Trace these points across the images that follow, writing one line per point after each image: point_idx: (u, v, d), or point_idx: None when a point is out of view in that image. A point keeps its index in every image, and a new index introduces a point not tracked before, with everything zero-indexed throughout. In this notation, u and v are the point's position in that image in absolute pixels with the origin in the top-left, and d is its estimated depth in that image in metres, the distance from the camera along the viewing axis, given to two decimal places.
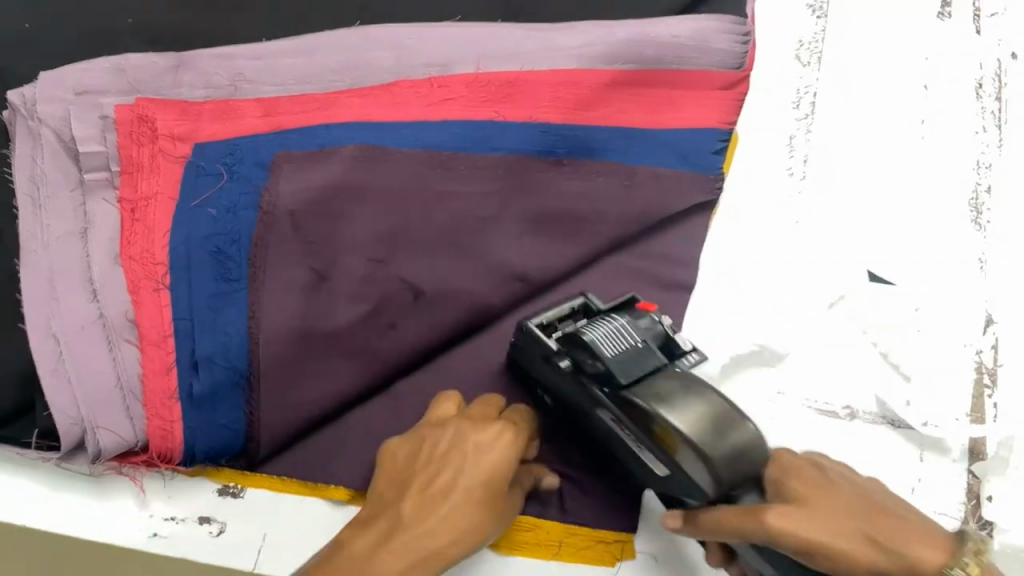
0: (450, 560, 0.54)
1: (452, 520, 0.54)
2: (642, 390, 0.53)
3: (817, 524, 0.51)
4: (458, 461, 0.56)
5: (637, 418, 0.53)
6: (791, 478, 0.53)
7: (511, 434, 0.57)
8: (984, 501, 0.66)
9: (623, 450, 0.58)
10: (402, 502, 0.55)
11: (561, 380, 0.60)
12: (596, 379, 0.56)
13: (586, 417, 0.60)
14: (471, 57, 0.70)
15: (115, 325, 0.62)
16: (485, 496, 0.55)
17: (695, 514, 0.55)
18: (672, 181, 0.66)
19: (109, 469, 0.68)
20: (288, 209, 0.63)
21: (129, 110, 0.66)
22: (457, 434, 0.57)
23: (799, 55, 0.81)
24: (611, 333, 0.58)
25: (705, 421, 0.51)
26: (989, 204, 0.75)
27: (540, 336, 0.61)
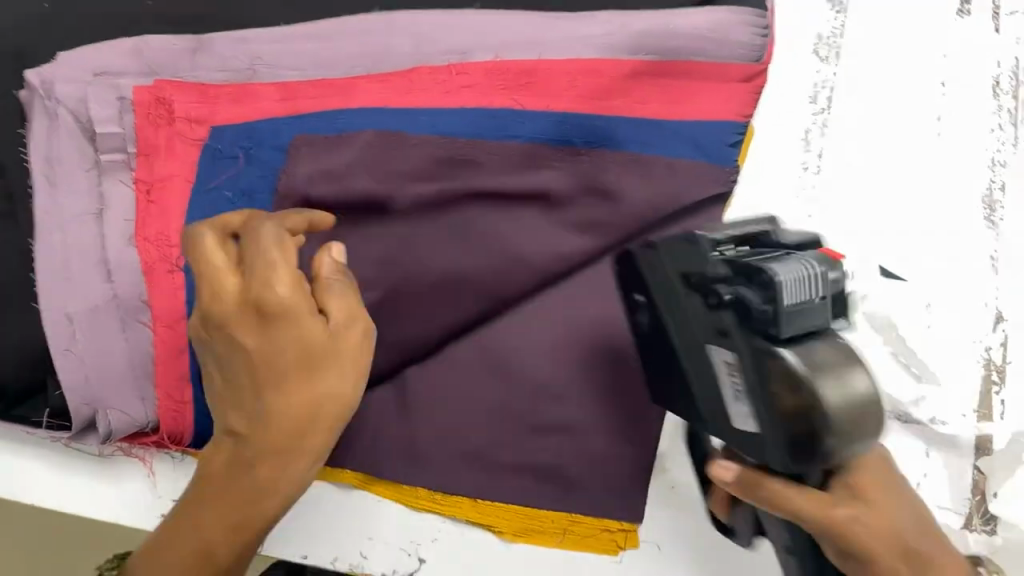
0: (319, 426, 0.56)
1: (281, 408, 0.55)
2: (805, 360, 0.49)
3: (872, 526, 0.55)
4: (242, 351, 0.54)
5: (771, 379, 0.50)
6: (863, 484, 0.56)
7: (288, 290, 0.52)
8: (990, 497, 0.69)
9: (705, 385, 0.57)
10: (231, 423, 0.56)
11: (689, 306, 0.55)
12: (754, 325, 0.51)
13: (693, 345, 0.56)
14: (491, 45, 0.70)
15: (128, 306, 0.64)
16: (307, 371, 0.55)
17: (750, 474, 0.56)
18: (688, 172, 0.66)
19: (119, 450, 0.71)
20: (305, 193, 0.64)
21: (148, 92, 0.65)
22: (236, 332, 0.54)
23: (817, 50, 0.79)
24: (803, 276, 0.50)
25: (847, 411, 0.49)
26: (1003, 202, 0.76)
27: (708, 254, 0.54)
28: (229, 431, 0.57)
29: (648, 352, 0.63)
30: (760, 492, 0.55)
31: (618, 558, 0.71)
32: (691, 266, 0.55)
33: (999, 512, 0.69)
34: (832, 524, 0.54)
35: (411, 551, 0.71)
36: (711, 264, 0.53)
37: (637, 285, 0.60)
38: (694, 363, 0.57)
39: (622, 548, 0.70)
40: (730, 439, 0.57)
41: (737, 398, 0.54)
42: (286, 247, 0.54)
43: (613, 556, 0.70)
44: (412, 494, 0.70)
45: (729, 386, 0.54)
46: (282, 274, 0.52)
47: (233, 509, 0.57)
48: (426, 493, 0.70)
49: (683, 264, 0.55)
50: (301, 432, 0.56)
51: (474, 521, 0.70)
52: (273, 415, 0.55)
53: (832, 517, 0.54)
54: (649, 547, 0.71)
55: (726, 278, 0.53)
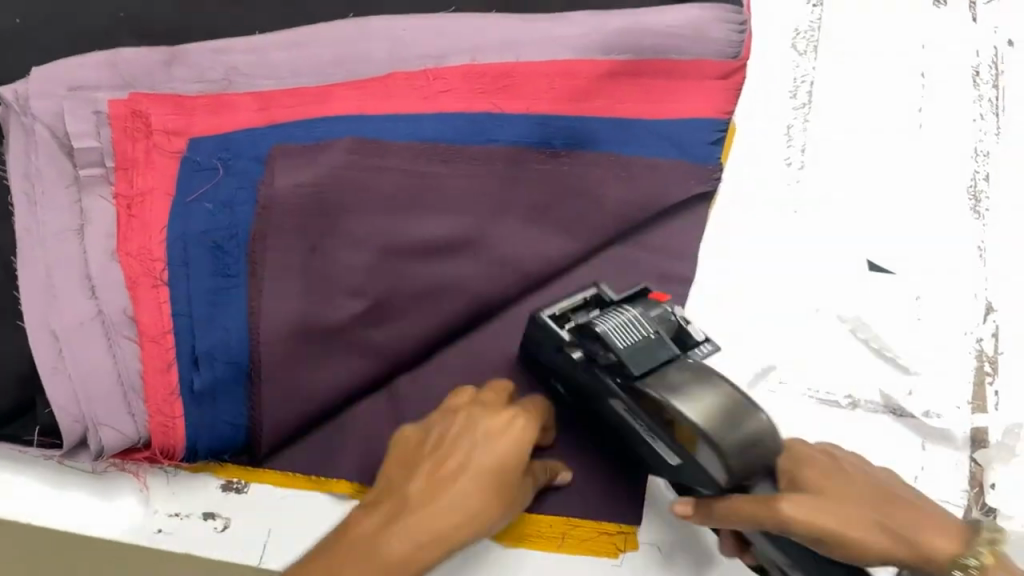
0: (456, 541, 0.55)
1: (455, 509, 0.55)
2: (662, 381, 0.54)
3: (830, 512, 0.53)
4: (462, 448, 0.57)
5: (649, 410, 0.55)
6: (807, 472, 0.56)
7: (524, 421, 0.59)
8: (988, 488, 0.67)
9: (632, 443, 0.60)
10: (410, 483, 0.56)
11: (572, 369, 0.61)
12: (605, 370, 0.58)
13: (603, 412, 0.62)
14: (466, 49, 0.70)
15: (113, 321, 0.62)
16: (495, 480, 0.56)
17: (707, 501, 0.56)
18: (671, 171, 0.66)
19: (112, 467, 0.70)
20: (285, 201, 0.63)
21: (123, 105, 0.66)
22: (468, 434, 0.58)
23: (795, 43, 0.80)
24: (622, 324, 0.58)
25: (723, 413, 0.52)
26: (988, 192, 0.75)
27: (554, 328, 0.62)
28: (403, 491, 0.56)
29: (592, 431, 0.68)
30: (716, 513, 0.55)
31: (620, 564, 0.66)
32: (559, 337, 0.61)
33: (998, 504, 0.67)
34: (784, 521, 0.53)
35: None
36: (574, 330, 0.61)
37: (548, 375, 0.66)
38: (608, 416, 0.61)
39: (624, 552, 0.66)
40: (684, 485, 0.58)
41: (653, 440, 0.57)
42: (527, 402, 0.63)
43: (615, 561, 0.66)
44: None
45: (640, 432, 0.58)
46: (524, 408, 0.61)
47: (363, 567, 0.53)
48: None
49: (553, 342, 0.62)
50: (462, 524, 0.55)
51: None
52: (451, 495, 0.55)
53: (782, 514, 0.53)
54: (652, 550, 0.66)
55: (586, 338, 0.59)
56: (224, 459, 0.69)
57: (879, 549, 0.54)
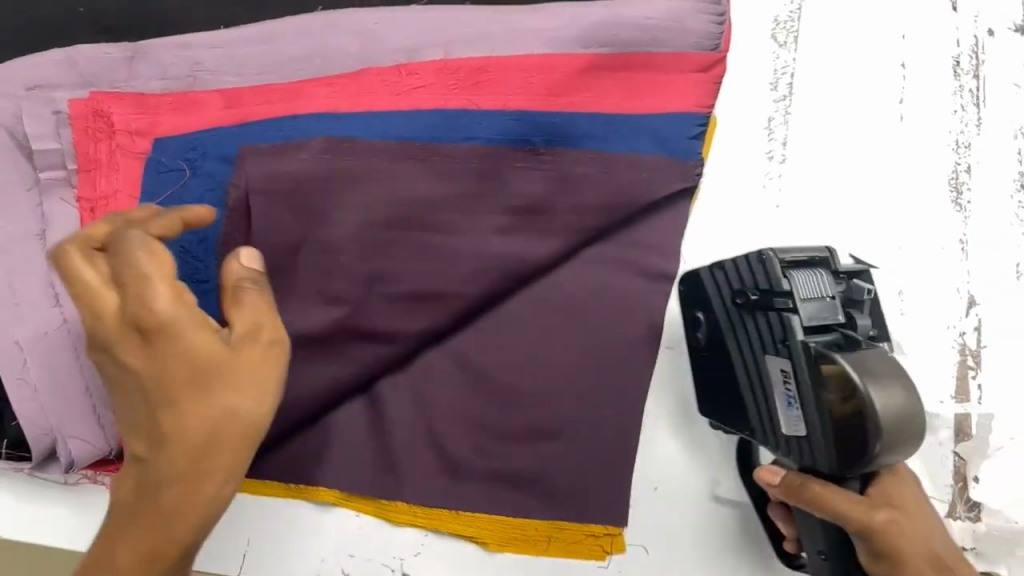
0: (224, 451, 0.48)
1: (182, 430, 0.47)
2: (848, 358, 0.52)
3: (909, 538, 0.54)
4: (147, 367, 0.47)
5: (821, 382, 0.53)
6: (901, 492, 0.56)
7: (161, 302, 0.46)
8: (971, 482, 0.69)
9: (761, 398, 0.59)
10: (138, 440, 0.49)
11: (743, 314, 0.60)
12: (807, 330, 0.55)
13: (752, 357, 0.60)
14: (439, 43, 0.68)
15: (80, 330, 0.61)
16: (206, 386, 0.47)
17: (792, 481, 0.57)
18: (653, 161, 0.63)
19: (84, 478, 0.68)
20: (254, 204, 0.61)
21: (85, 104, 0.63)
22: (117, 357, 0.48)
23: (774, 35, 0.77)
24: (817, 285, 0.56)
25: (895, 406, 0.51)
26: (970, 183, 0.75)
27: (774, 269, 0.57)
28: (134, 437, 0.49)
29: (705, 374, 0.66)
30: (804, 491, 0.56)
31: (605, 563, 0.70)
32: (748, 283, 0.59)
33: (982, 498, 0.69)
34: (863, 526, 0.54)
35: (395, 565, 0.70)
36: (767, 278, 0.58)
37: (701, 301, 0.65)
38: (750, 376, 0.60)
39: (609, 554, 0.69)
40: (777, 449, 0.59)
41: (790, 405, 0.56)
42: (160, 256, 0.48)
43: (600, 561, 0.69)
44: (390, 508, 0.69)
45: (784, 395, 0.57)
46: (140, 286, 0.46)
47: (143, 533, 0.48)
48: (404, 506, 0.68)
49: (743, 284, 0.60)
50: (203, 453, 0.47)
51: (457, 533, 0.69)
52: (179, 424, 0.47)
53: (869, 522, 0.54)
54: (636, 551, 0.70)
55: (778, 292, 0.57)
56: None
57: None
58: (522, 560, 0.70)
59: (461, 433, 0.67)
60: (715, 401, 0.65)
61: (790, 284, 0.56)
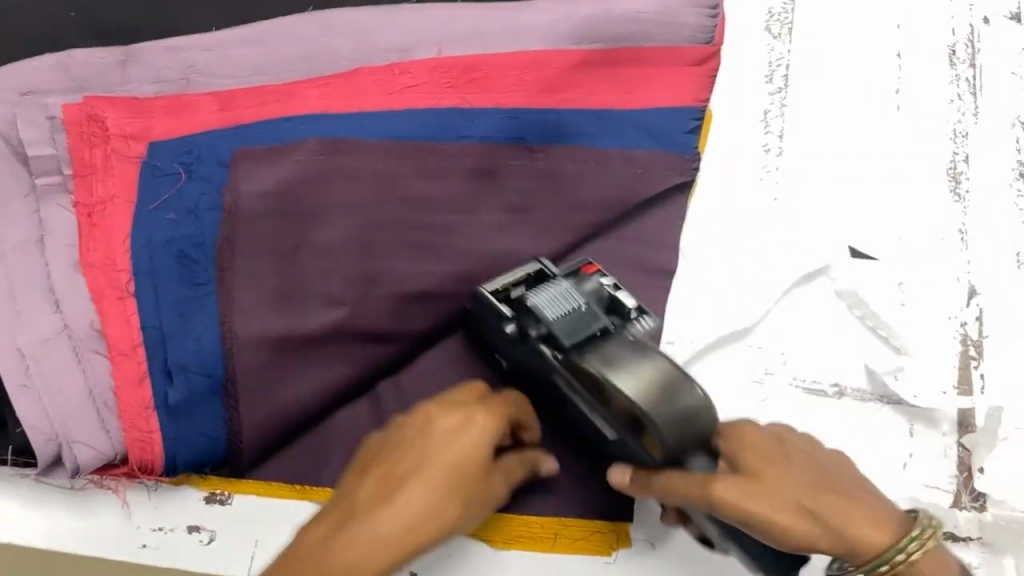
0: (421, 540, 0.50)
1: (407, 508, 0.50)
2: (582, 356, 0.54)
3: (768, 498, 0.50)
4: (422, 446, 0.52)
5: (596, 390, 0.54)
6: (745, 454, 0.52)
7: (487, 413, 0.54)
8: (977, 473, 0.66)
9: (575, 414, 0.58)
10: (360, 488, 0.52)
11: (510, 346, 0.60)
12: (540, 342, 0.57)
13: (541, 381, 0.60)
14: (435, 40, 0.68)
15: (81, 336, 0.60)
16: (460, 485, 0.52)
17: (641, 476, 0.54)
18: (652, 155, 0.65)
19: (90, 484, 0.68)
20: (250, 209, 0.61)
21: (78, 109, 0.64)
22: (428, 430, 0.53)
23: (768, 27, 0.79)
24: (556, 296, 0.57)
25: (659, 381, 0.51)
26: (967, 173, 0.74)
27: (490, 306, 0.60)
28: (346, 495, 0.52)
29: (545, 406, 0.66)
30: (652, 486, 0.53)
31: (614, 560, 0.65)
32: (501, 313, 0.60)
33: (988, 490, 0.65)
34: (705, 503, 0.50)
35: None
36: (512, 306, 0.59)
37: (490, 343, 0.63)
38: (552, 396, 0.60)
39: (616, 550, 0.65)
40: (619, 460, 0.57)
41: (591, 412, 0.56)
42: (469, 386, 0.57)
43: (609, 558, 0.65)
44: None
45: (580, 407, 0.56)
46: (492, 405, 0.56)
47: None
48: None
49: (490, 319, 0.60)
50: (402, 531, 0.50)
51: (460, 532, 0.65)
52: (400, 498, 0.50)
53: (710, 501, 0.50)
54: (645, 547, 0.65)
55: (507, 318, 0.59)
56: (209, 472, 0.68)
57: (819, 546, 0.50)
58: (530, 560, 0.65)
59: None
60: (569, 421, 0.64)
61: (532, 301, 0.57)
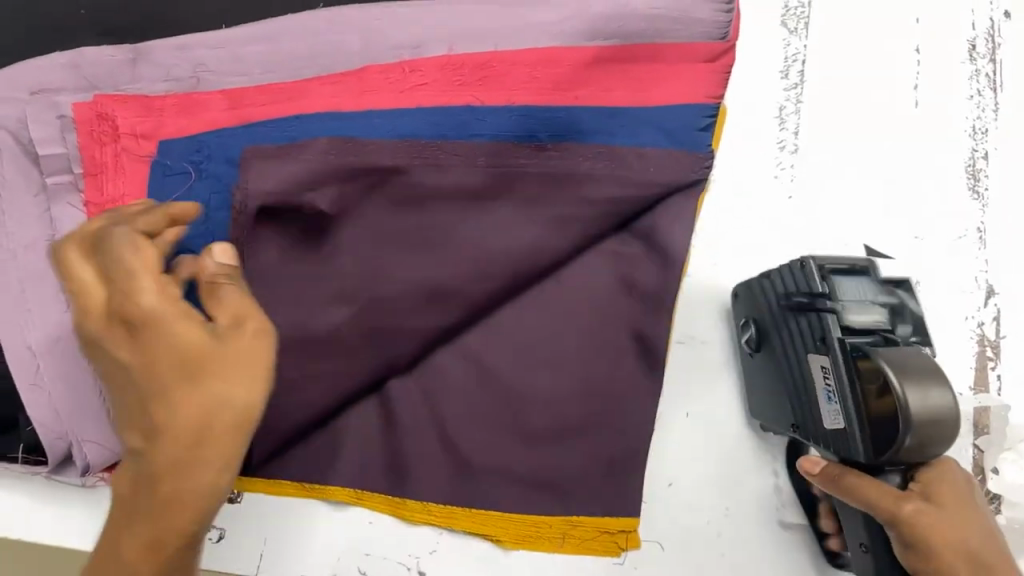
0: (212, 445, 0.43)
1: (215, 409, 0.43)
2: (890, 356, 0.55)
3: (953, 533, 0.52)
4: (162, 336, 0.44)
5: (864, 374, 0.55)
6: (942, 487, 0.54)
7: (148, 296, 0.44)
8: (990, 475, 0.68)
9: (805, 393, 0.61)
10: (127, 428, 0.45)
11: (786, 317, 0.62)
12: (846, 329, 0.58)
13: (793, 358, 0.62)
14: (444, 38, 0.68)
15: None
16: (184, 373, 0.43)
17: (833, 472, 0.57)
18: (661, 155, 0.62)
19: (101, 481, 0.67)
20: (257, 205, 0.60)
21: (88, 108, 0.63)
22: (115, 339, 0.45)
23: (785, 21, 0.76)
24: (860, 286, 0.60)
25: (929, 396, 0.53)
26: (987, 170, 0.73)
27: (801, 279, 0.61)
28: (132, 440, 0.45)
29: (759, 378, 0.68)
30: (840, 482, 0.56)
31: (620, 559, 0.69)
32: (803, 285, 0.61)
33: (1002, 490, 0.67)
34: (895, 518, 0.53)
35: (411, 565, 0.70)
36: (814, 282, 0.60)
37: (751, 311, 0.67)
38: (794, 374, 0.62)
39: (624, 550, 0.68)
40: (822, 446, 0.60)
41: (829, 399, 0.58)
42: (143, 251, 0.46)
43: (616, 557, 0.69)
44: (401, 507, 0.68)
45: (823, 389, 0.59)
46: (130, 279, 0.45)
47: (165, 517, 0.43)
48: (416, 504, 0.68)
49: (796, 287, 0.62)
50: (198, 442, 0.43)
51: (470, 532, 0.69)
52: (164, 418, 0.43)
53: (898, 516, 0.53)
54: (653, 547, 0.69)
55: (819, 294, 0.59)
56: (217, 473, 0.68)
57: None
58: (538, 556, 0.70)
59: (472, 433, 0.66)
60: (760, 403, 0.68)
61: None
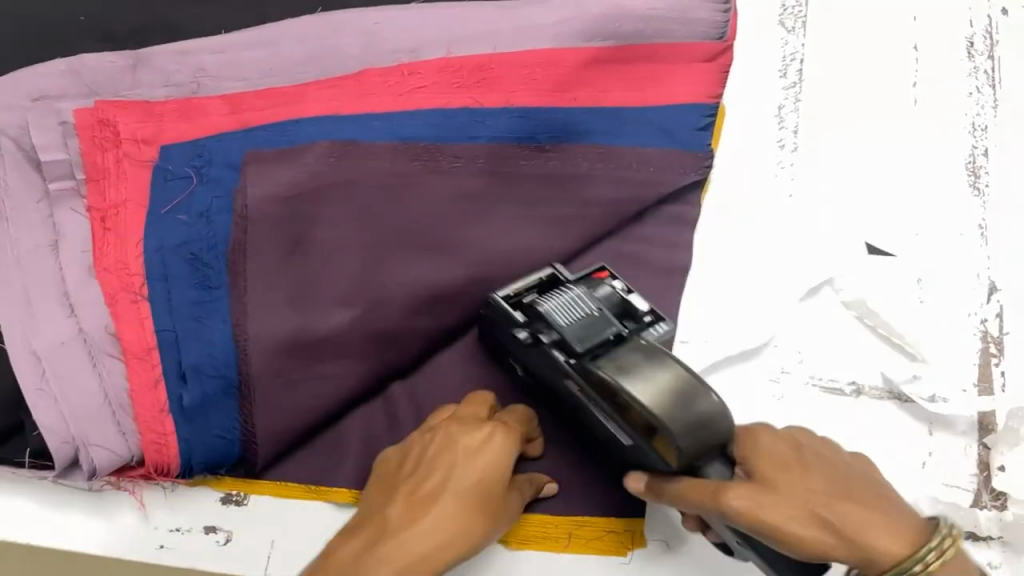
0: (428, 570, 0.52)
1: (436, 531, 0.53)
2: (619, 364, 0.52)
3: (780, 502, 0.49)
4: (460, 449, 0.56)
5: (601, 392, 0.53)
6: (760, 463, 0.51)
7: (495, 443, 0.57)
8: (996, 472, 0.64)
9: (594, 421, 0.58)
10: (392, 507, 0.55)
11: (522, 349, 0.60)
12: (562, 350, 0.56)
13: (557, 388, 0.59)
14: (442, 41, 0.68)
15: (96, 339, 0.60)
16: (461, 515, 0.54)
17: (657, 484, 0.55)
18: (659, 156, 0.64)
19: (108, 484, 0.68)
20: (258, 210, 0.60)
21: (90, 113, 0.64)
22: (421, 448, 0.58)
23: (783, 20, 0.78)
24: (567, 303, 0.58)
25: (677, 396, 0.50)
26: (987, 167, 0.73)
27: (518, 312, 0.59)
28: (383, 515, 0.54)
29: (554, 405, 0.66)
30: (670, 491, 0.53)
31: (627, 560, 0.64)
32: (523, 316, 0.59)
33: (1007, 488, 0.64)
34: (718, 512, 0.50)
35: None
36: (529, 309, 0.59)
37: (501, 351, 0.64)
38: (572, 405, 0.59)
39: (631, 550, 0.64)
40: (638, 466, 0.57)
41: (606, 420, 0.56)
42: (489, 441, 0.57)
43: (623, 558, 0.64)
44: None
45: (597, 412, 0.57)
46: (467, 439, 0.57)
47: None
48: None
49: (515, 319, 0.60)
50: (423, 560, 0.52)
51: None
52: (433, 521, 0.53)
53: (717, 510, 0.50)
54: (660, 547, 0.65)
55: (540, 322, 0.58)
56: (222, 475, 0.68)
57: (834, 555, 0.48)
58: (541, 559, 0.64)
59: None
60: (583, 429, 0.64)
61: (555, 319, 0.56)
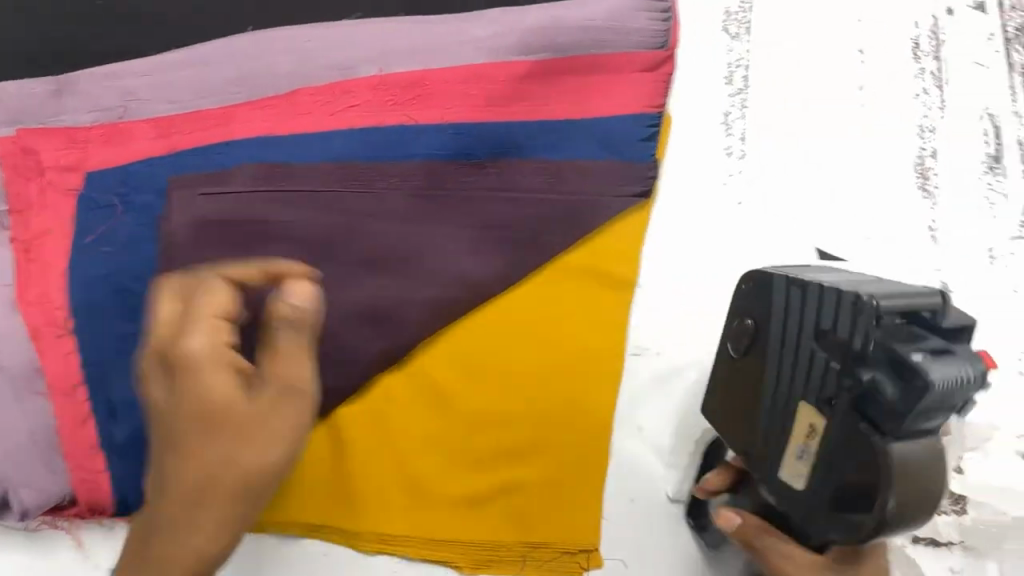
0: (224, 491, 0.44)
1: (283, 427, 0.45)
2: (909, 452, 0.42)
3: None
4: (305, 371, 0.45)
5: (859, 458, 0.44)
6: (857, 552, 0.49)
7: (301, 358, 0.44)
8: (953, 474, 0.64)
9: (773, 424, 0.50)
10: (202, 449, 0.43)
11: (823, 368, 0.46)
12: (868, 409, 0.44)
13: (781, 387, 0.50)
14: (374, 57, 0.66)
15: (19, 376, 0.57)
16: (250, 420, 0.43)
17: (752, 529, 0.52)
18: (601, 170, 0.61)
19: (43, 523, 0.61)
20: (179, 238, 0.57)
21: (11, 143, 0.62)
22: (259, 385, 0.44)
23: (726, 27, 0.76)
24: (956, 381, 0.42)
25: (914, 503, 0.43)
26: (936, 169, 0.71)
27: (845, 319, 0.45)
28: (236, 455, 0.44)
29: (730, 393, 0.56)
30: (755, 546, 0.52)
31: None
32: (845, 334, 0.44)
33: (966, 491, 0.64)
34: None
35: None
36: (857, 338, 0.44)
37: (761, 312, 0.51)
38: (762, 396, 0.51)
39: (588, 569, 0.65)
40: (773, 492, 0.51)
41: (802, 452, 0.48)
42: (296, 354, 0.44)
43: None
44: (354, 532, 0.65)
45: (799, 440, 0.48)
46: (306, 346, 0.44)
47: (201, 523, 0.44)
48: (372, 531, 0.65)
49: (829, 328, 0.46)
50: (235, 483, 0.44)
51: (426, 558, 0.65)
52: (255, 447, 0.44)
53: None
54: (617, 565, 0.65)
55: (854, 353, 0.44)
56: None
57: None
58: None
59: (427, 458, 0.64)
60: (727, 428, 0.55)
61: (920, 387, 0.41)
